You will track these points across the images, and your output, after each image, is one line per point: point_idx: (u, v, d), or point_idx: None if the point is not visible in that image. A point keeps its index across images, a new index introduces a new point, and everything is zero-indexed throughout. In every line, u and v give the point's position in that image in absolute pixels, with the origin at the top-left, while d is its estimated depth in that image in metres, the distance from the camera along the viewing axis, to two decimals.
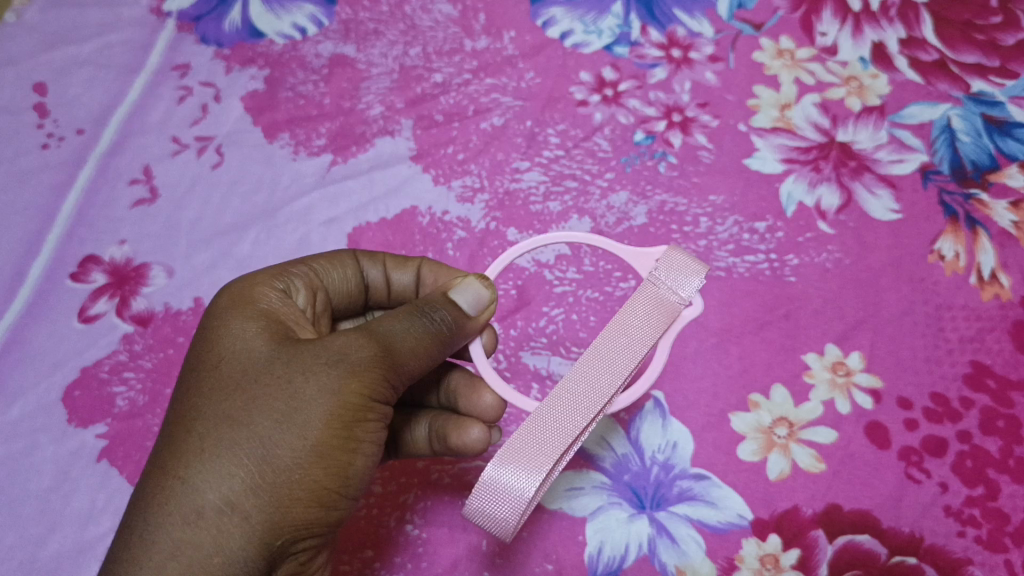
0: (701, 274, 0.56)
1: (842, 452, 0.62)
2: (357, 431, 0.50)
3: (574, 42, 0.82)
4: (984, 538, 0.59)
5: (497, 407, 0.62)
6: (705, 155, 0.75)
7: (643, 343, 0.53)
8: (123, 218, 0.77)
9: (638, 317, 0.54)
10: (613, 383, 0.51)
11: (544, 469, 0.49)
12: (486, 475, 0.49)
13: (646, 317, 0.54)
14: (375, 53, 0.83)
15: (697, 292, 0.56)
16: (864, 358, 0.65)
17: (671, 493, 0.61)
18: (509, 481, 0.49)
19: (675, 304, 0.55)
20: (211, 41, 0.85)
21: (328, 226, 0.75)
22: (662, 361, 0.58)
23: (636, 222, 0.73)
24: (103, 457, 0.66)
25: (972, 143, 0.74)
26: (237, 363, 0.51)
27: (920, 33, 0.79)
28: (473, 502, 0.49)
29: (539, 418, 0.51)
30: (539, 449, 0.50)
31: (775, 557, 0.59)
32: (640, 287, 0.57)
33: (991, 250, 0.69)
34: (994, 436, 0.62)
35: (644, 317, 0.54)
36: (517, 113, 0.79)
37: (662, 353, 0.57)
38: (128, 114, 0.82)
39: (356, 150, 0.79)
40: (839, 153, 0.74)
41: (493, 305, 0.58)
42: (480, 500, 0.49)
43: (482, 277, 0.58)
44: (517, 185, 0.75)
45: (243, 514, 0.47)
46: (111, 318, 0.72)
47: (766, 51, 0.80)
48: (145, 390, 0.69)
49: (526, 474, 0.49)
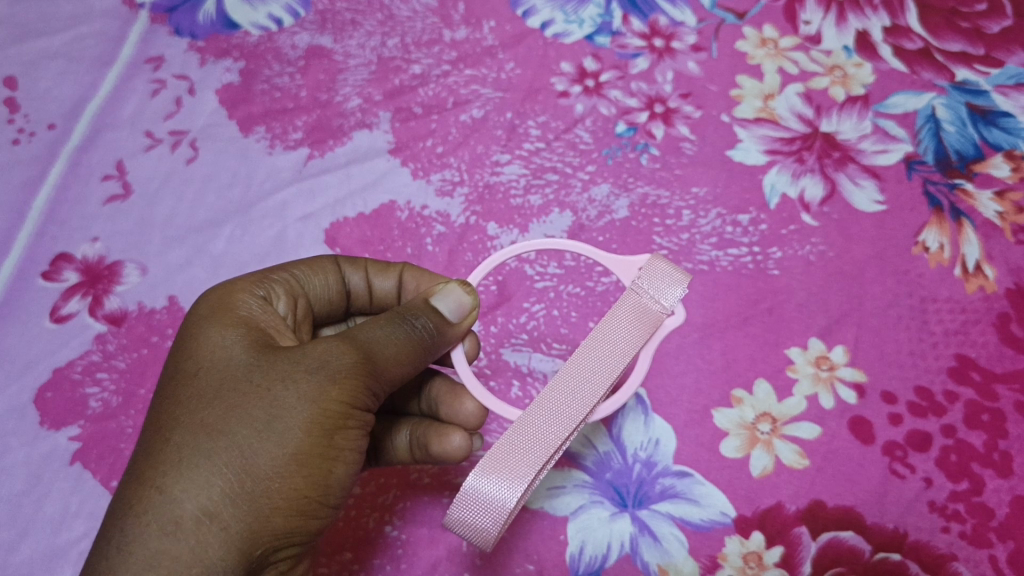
0: (684, 282, 0.55)
1: (826, 447, 0.61)
2: (338, 439, 0.49)
3: (555, 32, 0.81)
4: (968, 533, 0.58)
5: (478, 414, 0.61)
6: (687, 147, 0.74)
7: (624, 353, 0.52)
8: (95, 215, 0.75)
9: (620, 327, 0.53)
10: (594, 395, 0.51)
11: (527, 479, 0.48)
12: (467, 485, 0.48)
13: (629, 327, 0.53)
14: (352, 44, 0.82)
15: (679, 301, 0.55)
16: (848, 352, 0.64)
17: (653, 491, 0.60)
18: (491, 492, 0.48)
19: (657, 313, 0.54)
20: (184, 33, 0.83)
21: (304, 222, 0.74)
22: (645, 370, 0.57)
23: (618, 215, 0.72)
24: (76, 460, 0.65)
25: (956, 133, 0.73)
26: (216, 370, 0.50)
27: (905, 20, 0.78)
28: (454, 512, 0.48)
29: (522, 426, 0.50)
30: (522, 458, 0.49)
31: (758, 555, 0.58)
32: (622, 296, 0.56)
33: (975, 242, 0.68)
34: (978, 429, 0.61)
35: (627, 326, 0.53)
36: (497, 105, 0.77)
37: (644, 363, 0.56)
38: (100, 108, 0.80)
39: (333, 143, 0.77)
40: (823, 144, 0.73)
41: (475, 312, 0.57)
42: (461, 510, 0.48)
43: (464, 282, 0.57)
44: (496, 178, 0.74)
45: (222, 523, 0.46)
46: (84, 317, 0.70)
47: (749, 40, 0.79)
48: (119, 391, 0.67)
49: (509, 484, 0.48)
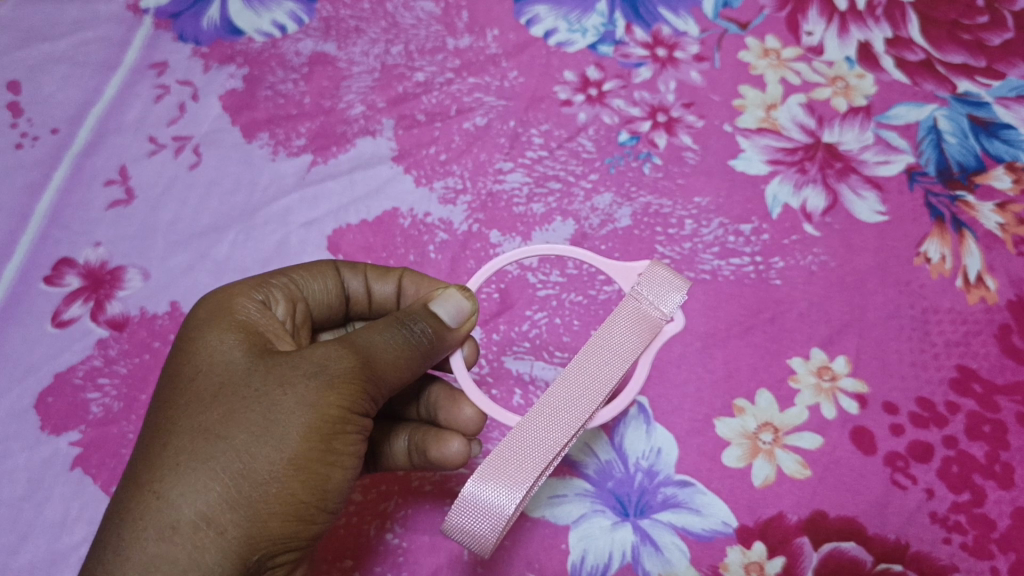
0: (683, 289, 0.55)
1: (827, 458, 0.61)
2: (336, 443, 0.49)
3: (558, 40, 0.81)
4: (969, 545, 0.58)
5: (477, 420, 0.62)
6: (690, 156, 0.74)
7: (624, 359, 0.52)
8: (98, 220, 0.75)
9: (620, 333, 0.53)
10: (594, 400, 0.50)
11: (527, 485, 0.48)
12: (466, 491, 0.48)
13: (629, 333, 0.53)
14: (356, 51, 0.82)
15: (679, 307, 0.55)
16: (849, 362, 0.64)
17: (655, 500, 0.60)
18: (490, 498, 0.48)
19: (657, 320, 0.54)
20: (189, 39, 0.83)
21: (308, 228, 0.74)
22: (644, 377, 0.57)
23: (621, 224, 0.72)
24: (77, 465, 0.65)
25: (958, 144, 0.73)
26: (215, 374, 0.50)
27: (906, 32, 0.78)
28: (453, 519, 0.48)
29: (521, 433, 0.50)
30: (521, 464, 0.49)
31: (760, 565, 0.58)
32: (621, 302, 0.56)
33: (977, 253, 0.68)
34: (980, 441, 0.61)
35: (627, 332, 0.53)
36: (500, 113, 0.78)
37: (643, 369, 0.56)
38: (104, 113, 0.80)
39: (336, 150, 0.77)
40: (825, 154, 0.73)
41: (474, 317, 0.57)
42: (460, 516, 0.48)
43: (464, 289, 0.58)
44: (500, 186, 0.74)
45: (219, 528, 0.46)
46: (86, 322, 0.70)
47: (752, 50, 0.79)
48: (121, 396, 0.67)
49: (509, 491, 0.48)
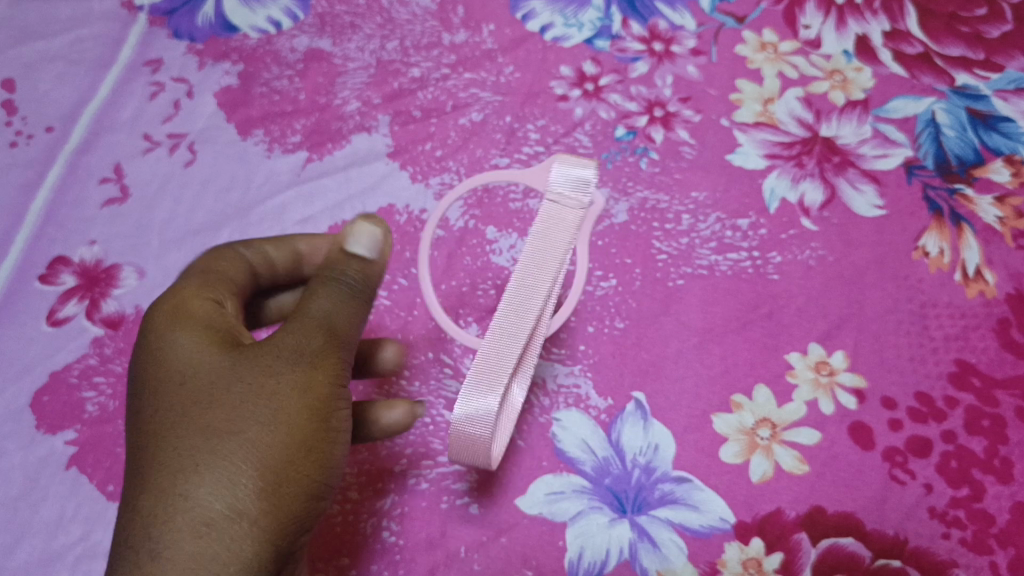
0: (587, 166, 0.61)
1: (825, 453, 0.61)
2: (335, 418, 0.50)
3: (555, 35, 0.81)
4: (968, 540, 0.58)
5: (397, 356, 0.63)
6: (687, 151, 0.74)
7: (554, 257, 0.59)
8: (92, 218, 0.75)
9: (545, 241, 0.59)
10: (545, 283, 0.58)
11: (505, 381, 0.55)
12: (456, 411, 0.55)
13: (550, 232, 0.59)
14: (351, 47, 0.82)
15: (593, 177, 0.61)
16: (847, 357, 0.64)
17: (652, 496, 0.60)
18: (476, 404, 0.55)
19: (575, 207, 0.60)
20: (182, 36, 0.83)
21: (303, 225, 0.74)
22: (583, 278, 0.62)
23: (618, 219, 0.71)
24: (73, 464, 0.64)
25: (956, 137, 0.73)
26: (203, 378, 0.48)
27: (904, 25, 0.78)
28: (454, 437, 0.56)
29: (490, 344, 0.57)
30: (498, 368, 0.56)
31: (758, 561, 0.58)
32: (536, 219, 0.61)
33: (976, 246, 0.68)
34: (979, 435, 0.61)
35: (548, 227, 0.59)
36: (496, 108, 0.77)
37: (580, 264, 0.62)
38: (98, 111, 0.80)
39: (332, 146, 0.77)
40: (823, 148, 0.73)
41: (390, 238, 0.55)
42: (457, 431, 0.56)
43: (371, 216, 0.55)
44: (496, 182, 0.74)
45: (250, 517, 0.45)
46: (81, 320, 0.70)
47: (749, 44, 0.79)
48: (117, 395, 0.67)
49: (487, 392, 0.55)
